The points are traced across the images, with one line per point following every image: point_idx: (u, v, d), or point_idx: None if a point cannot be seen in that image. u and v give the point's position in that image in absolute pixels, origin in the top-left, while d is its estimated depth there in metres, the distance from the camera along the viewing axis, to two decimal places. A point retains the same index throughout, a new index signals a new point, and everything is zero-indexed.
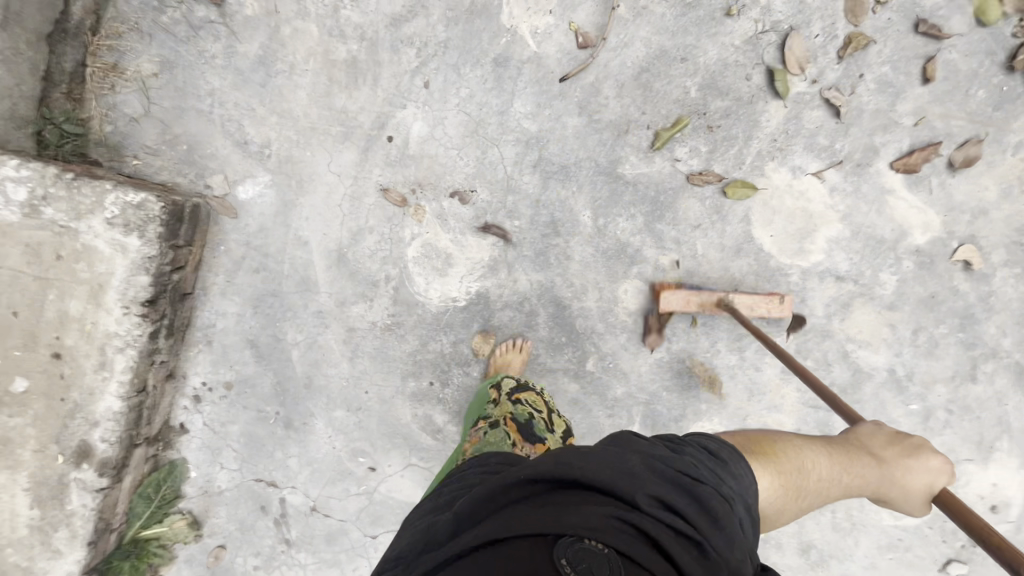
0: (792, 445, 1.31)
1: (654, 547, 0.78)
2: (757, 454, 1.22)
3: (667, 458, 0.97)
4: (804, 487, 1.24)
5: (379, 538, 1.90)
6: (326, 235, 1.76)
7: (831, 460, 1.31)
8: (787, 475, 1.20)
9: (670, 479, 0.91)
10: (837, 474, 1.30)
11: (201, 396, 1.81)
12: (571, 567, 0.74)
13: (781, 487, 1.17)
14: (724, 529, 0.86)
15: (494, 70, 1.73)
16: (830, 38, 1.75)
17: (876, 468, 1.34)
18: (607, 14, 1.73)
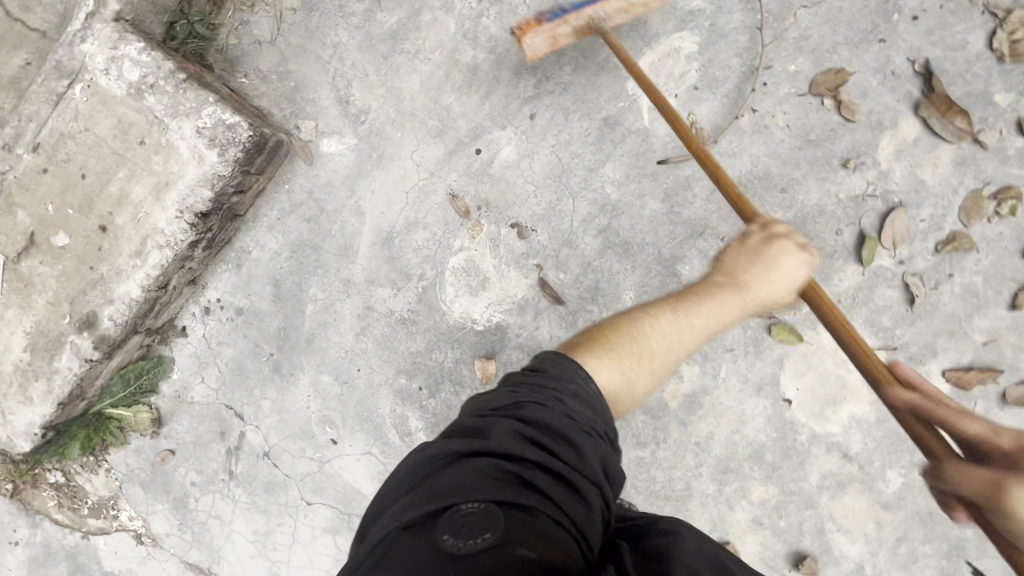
0: (630, 319, 1.26)
1: (518, 488, 0.90)
2: (585, 344, 1.19)
3: (504, 396, 1.05)
4: (666, 355, 1.21)
5: (313, 506, 1.93)
6: (383, 214, 1.79)
7: (676, 312, 1.25)
8: (629, 352, 1.18)
9: (513, 414, 1.00)
10: (703, 322, 1.24)
11: (211, 310, 1.86)
12: (452, 538, 0.83)
13: (622, 365, 1.16)
14: (570, 439, 0.98)
15: (600, 128, 1.73)
16: (934, 228, 1.71)
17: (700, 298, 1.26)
18: (729, 118, 1.70)
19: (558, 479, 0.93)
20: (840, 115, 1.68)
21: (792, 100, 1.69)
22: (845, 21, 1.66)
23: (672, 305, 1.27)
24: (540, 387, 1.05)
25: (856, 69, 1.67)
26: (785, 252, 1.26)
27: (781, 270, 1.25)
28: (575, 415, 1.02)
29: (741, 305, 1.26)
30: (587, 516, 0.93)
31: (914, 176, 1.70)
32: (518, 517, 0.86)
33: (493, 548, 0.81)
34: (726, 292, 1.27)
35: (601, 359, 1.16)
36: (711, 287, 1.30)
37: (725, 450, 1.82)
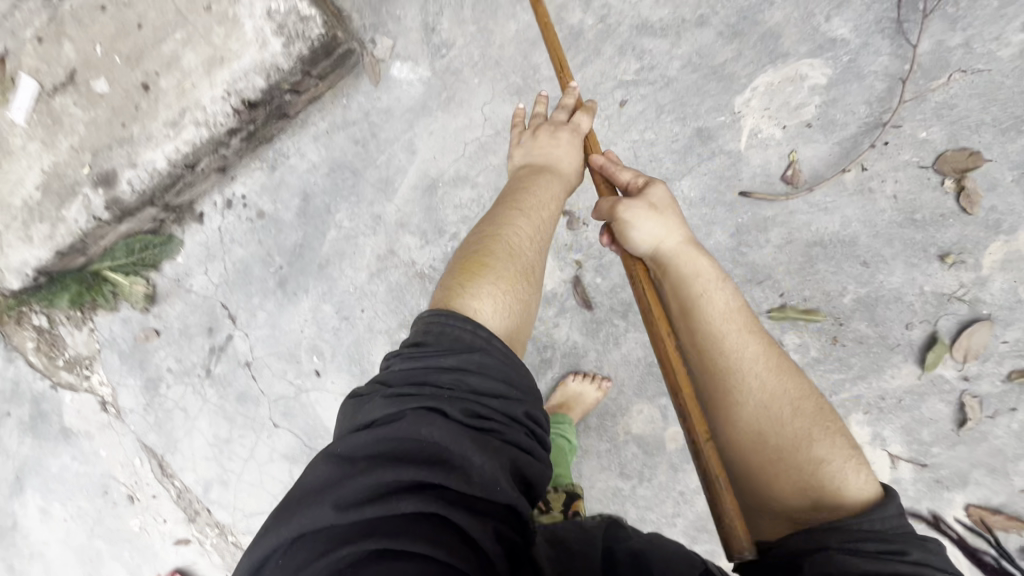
0: (486, 236, 1.14)
1: (393, 560, 0.75)
2: (461, 282, 1.06)
3: (376, 418, 0.89)
4: (538, 264, 1.16)
5: (280, 429, 1.89)
6: (434, 159, 1.66)
7: (538, 226, 1.18)
8: (506, 277, 1.08)
9: (388, 445, 0.86)
10: (544, 223, 1.19)
11: (232, 204, 1.76)
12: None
13: (507, 292, 1.06)
14: (460, 460, 0.84)
15: (690, 139, 1.56)
16: (1015, 354, 1.52)
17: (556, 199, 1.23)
18: (834, 169, 1.52)
19: (447, 519, 0.80)
20: (959, 202, 1.48)
21: (910, 170, 1.49)
22: (1003, 99, 1.43)
23: (526, 211, 1.18)
24: (421, 387, 0.91)
25: (996, 157, 1.45)
26: (571, 153, 1.27)
27: (563, 150, 1.27)
28: (466, 417, 0.88)
29: (560, 188, 1.24)
30: (482, 544, 0.80)
31: (1015, 293, 1.50)
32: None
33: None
34: (542, 180, 1.23)
35: (479, 289, 1.04)
36: (528, 187, 1.22)
37: (708, 510, 1.71)
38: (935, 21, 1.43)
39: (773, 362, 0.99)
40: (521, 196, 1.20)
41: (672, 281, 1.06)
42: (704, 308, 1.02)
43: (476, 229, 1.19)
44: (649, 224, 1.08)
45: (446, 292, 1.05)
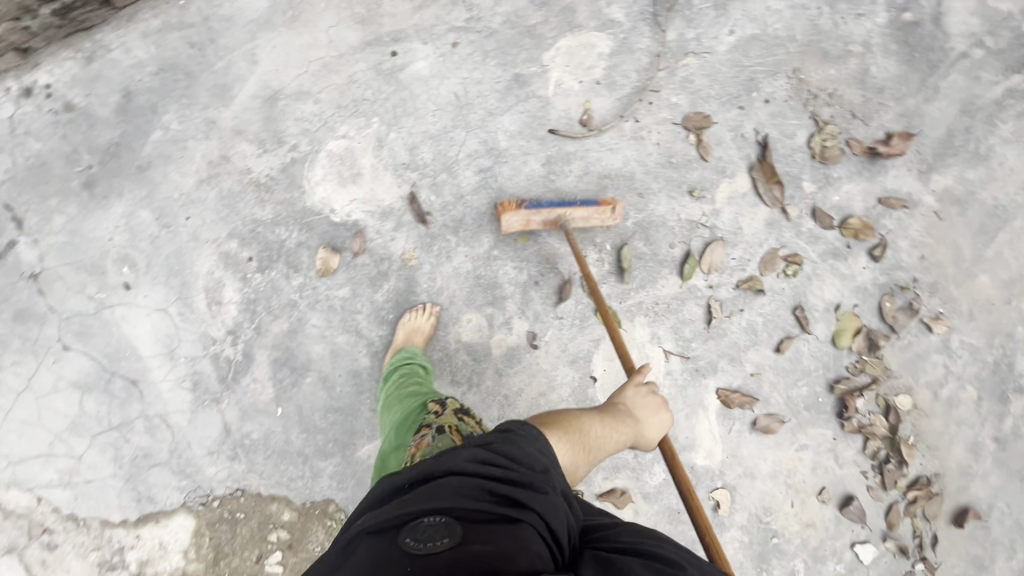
0: (575, 413, 1.38)
1: (484, 497, 0.96)
2: (546, 424, 1.29)
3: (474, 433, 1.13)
4: (594, 451, 1.32)
5: (69, 354, 1.66)
6: (276, 72, 1.73)
7: (603, 421, 1.38)
8: (571, 438, 1.28)
9: (483, 444, 1.07)
10: (613, 436, 1.38)
11: (32, 93, 1.62)
12: (413, 541, 0.88)
13: (571, 449, 1.26)
14: (539, 469, 1.05)
15: (511, 82, 1.87)
16: (739, 267, 2.06)
17: (626, 422, 1.43)
18: (616, 117, 1.95)
19: (528, 493, 0.98)
20: (698, 151, 2.01)
21: (667, 125, 1.99)
22: (721, 80, 2.02)
23: (602, 413, 1.42)
24: (509, 429, 1.14)
25: (719, 121, 2.02)
26: (662, 421, 1.49)
27: (654, 417, 1.49)
28: (543, 456, 1.10)
29: (629, 438, 1.42)
30: (555, 514, 0.98)
31: (737, 221, 2.05)
32: (485, 524, 0.91)
33: (449, 549, 0.86)
34: (626, 421, 1.43)
35: (556, 436, 1.26)
36: (613, 411, 1.45)
37: (528, 410, 1.93)
38: (677, 19, 1.99)
39: None
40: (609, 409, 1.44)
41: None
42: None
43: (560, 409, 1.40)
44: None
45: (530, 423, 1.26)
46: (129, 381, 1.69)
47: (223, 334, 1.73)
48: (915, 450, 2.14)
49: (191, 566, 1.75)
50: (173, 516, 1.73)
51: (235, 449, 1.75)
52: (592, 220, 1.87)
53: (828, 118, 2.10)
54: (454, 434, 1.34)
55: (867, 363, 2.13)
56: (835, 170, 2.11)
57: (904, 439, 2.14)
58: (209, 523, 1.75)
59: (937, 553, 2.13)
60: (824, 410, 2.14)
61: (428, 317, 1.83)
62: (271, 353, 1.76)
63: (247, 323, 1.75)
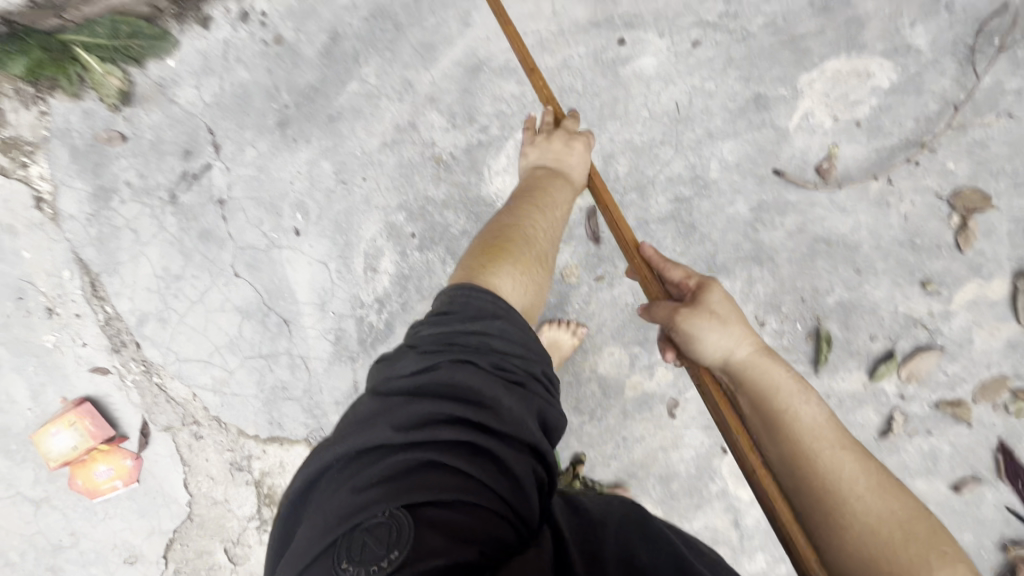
0: (508, 223, 1.23)
1: (427, 476, 0.85)
2: (486, 262, 1.13)
3: (410, 369, 0.97)
4: (548, 252, 1.25)
5: (238, 280, 1.75)
6: (487, 40, 1.55)
7: (541, 215, 1.25)
8: (525, 262, 1.16)
9: (421, 394, 0.93)
10: (558, 217, 1.28)
11: (249, 19, 1.58)
12: (356, 559, 0.78)
13: (525, 276, 1.14)
14: (490, 406, 0.92)
15: (748, 103, 1.54)
16: (948, 386, 1.69)
17: (566, 199, 1.31)
18: (864, 174, 1.56)
19: (480, 458, 0.88)
20: (955, 238, 1.59)
21: (927, 196, 1.57)
22: None
23: (542, 209, 1.26)
24: (451, 344, 0.98)
25: (1001, 206, 1.56)
26: (579, 156, 1.34)
27: (573, 157, 1.34)
28: (491, 369, 0.96)
29: (570, 196, 1.33)
30: (511, 472, 0.89)
31: (969, 332, 1.65)
32: (433, 514, 0.81)
33: (398, 564, 0.75)
34: (555, 185, 1.30)
35: (503, 271, 1.11)
36: (541, 188, 1.29)
37: (642, 458, 1.80)
38: (1001, 61, 1.49)
39: (870, 479, 0.99)
40: (545, 194, 1.28)
41: (750, 393, 1.09)
42: (791, 429, 1.04)
43: (492, 226, 1.25)
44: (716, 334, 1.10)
45: (467, 271, 1.11)
46: (282, 319, 1.77)
47: (372, 300, 1.73)
48: None
49: None
50: (295, 444, 1.87)
51: None
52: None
53: None
54: None
55: None
56: None
57: None
58: None
59: None
60: (984, 566, 1.80)
61: (571, 336, 1.71)
62: None
63: (395, 297, 1.72)
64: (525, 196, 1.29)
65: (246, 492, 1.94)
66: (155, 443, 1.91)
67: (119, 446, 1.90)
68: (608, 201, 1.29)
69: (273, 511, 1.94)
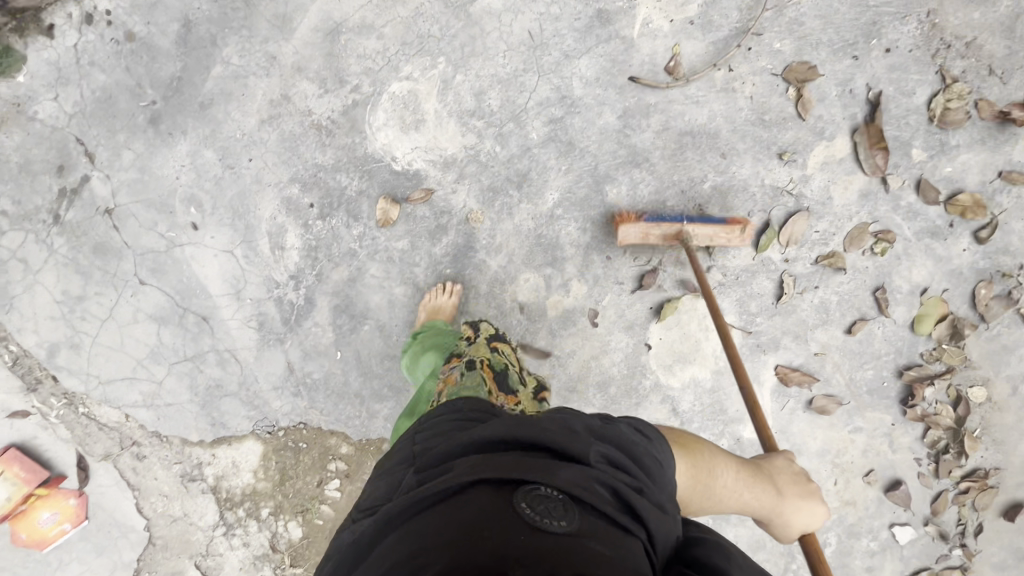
0: (712, 448, 1.29)
1: (604, 492, 0.80)
2: (679, 445, 1.22)
3: (599, 424, 0.97)
4: (711, 499, 1.24)
5: (146, 288, 1.73)
6: (338, 2, 1.60)
7: (736, 472, 1.27)
8: (698, 473, 1.21)
9: (608, 439, 0.93)
10: (745, 493, 1.27)
11: (94, 21, 1.56)
12: (532, 509, 0.72)
13: (690, 482, 1.18)
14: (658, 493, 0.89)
15: (591, 20, 1.68)
16: (822, 241, 1.89)
17: (773, 496, 1.30)
18: (707, 65, 1.73)
19: (654, 509, 0.83)
20: (796, 108, 1.79)
21: (764, 76, 1.76)
22: (837, 24, 1.74)
23: (740, 463, 1.31)
24: (634, 434, 1.00)
25: (826, 73, 1.77)
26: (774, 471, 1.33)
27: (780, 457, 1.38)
28: (660, 473, 0.96)
29: (770, 503, 1.29)
30: (667, 543, 0.81)
31: (828, 191, 1.86)
32: (604, 526, 0.74)
33: (569, 533, 0.70)
34: (765, 484, 1.30)
35: (684, 460, 1.19)
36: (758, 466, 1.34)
37: (578, 371, 1.92)
38: None
39: None
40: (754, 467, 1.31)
41: None
42: None
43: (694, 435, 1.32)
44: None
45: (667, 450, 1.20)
46: (200, 317, 1.77)
47: (286, 278, 1.76)
48: (979, 443, 2.01)
49: (259, 484, 1.90)
50: (243, 440, 1.87)
51: (298, 386, 1.84)
52: (716, 239, 1.78)
53: (958, 74, 1.79)
54: (482, 367, 1.64)
55: (945, 352, 1.98)
56: (954, 136, 1.84)
57: (969, 431, 2.01)
58: (275, 449, 1.88)
59: (979, 542, 2.06)
60: (887, 395, 2.04)
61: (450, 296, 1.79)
62: (331, 299, 1.78)
63: (309, 270, 1.76)
64: (745, 462, 1.33)
65: (204, 502, 1.91)
66: (96, 475, 1.86)
67: (57, 487, 1.83)
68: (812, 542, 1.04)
69: (237, 513, 1.92)
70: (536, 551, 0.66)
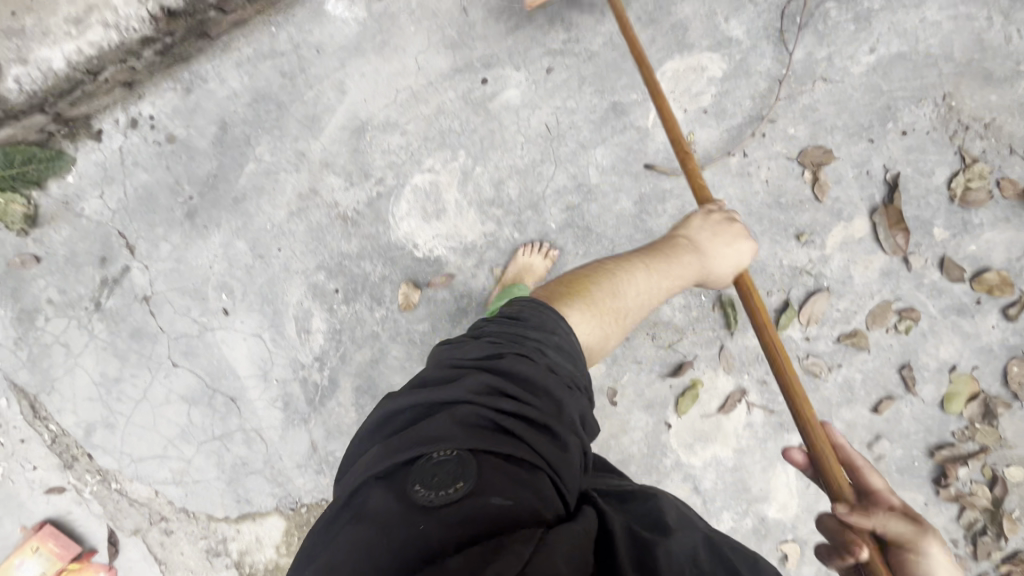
0: (608, 273, 1.32)
1: (496, 435, 0.86)
2: (571, 296, 1.23)
3: (474, 351, 1.00)
4: (634, 308, 1.32)
5: (179, 371, 1.80)
6: (363, 102, 1.67)
7: (650, 276, 1.35)
8: (603, 309, 1.24)
9: (490, 366, 0.95)
10: (659, 284, 1.36)
11: (138, 125, 1.65)
12: (426, 487, 0.80)
13: (599, 328, 1.22)
14: (553, 396, 0.95)
15: (607, 111, 1.72)
16: (843, 320, 1.88)
17: (694, 267, 1.40)
18: (721, 152, 1.76)
19: (545, 423, 0.90)
20: (812, 191, 1.80)
21: (780, 161, 1.78)
22: (851, 108, 1.76)
23: (649, 266, 1.36)
24: (519, 339, 1.02)
25: (842, 156, 1.78)
26: (687, 259, 1.39)
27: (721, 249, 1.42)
28: (554, 367, 1.00)
29: (694, 274, 1.41)
30: (566, 453, 0.90)
31: (848, 270, 1.85)
32: (496, 465, 0.82)
33: (463, 500, 0.78)
34: (688, 257, 1.39)
35: (580, 305, 1.21)
36: (674, 247, 1.42)
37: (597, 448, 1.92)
38: (808, 35, 1.73)
39: None
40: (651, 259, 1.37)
41: None
42: None
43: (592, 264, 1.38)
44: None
45: (551, 294, 1.24)
46: (229, 398, 1.83)
47: (311, 360, 1.81)
48: (1019, 526, 1.93)
49: (281, 560, 1.92)
50: (266, 516, 1.90)
51: (321, 464, 1.87)
52: None
53: (977, 154, 1.78)
54: None
55: (978, 431, 1.92)
56: (976, 215, 1.82)
57: (1008, 513, 1.93)
58: (297, 525, 1.90)
59: None
60: (918, 474, 1.97)
61: (544, 258, 1.77)
62: (354, 381, 1.81)
63: (333, 352, 1.80)
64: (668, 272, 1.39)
65: None
66: (126, 549, 1.90)
67: (89, 561, 1.88)
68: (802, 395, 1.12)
69: None
70: (437, 541, 0.74)
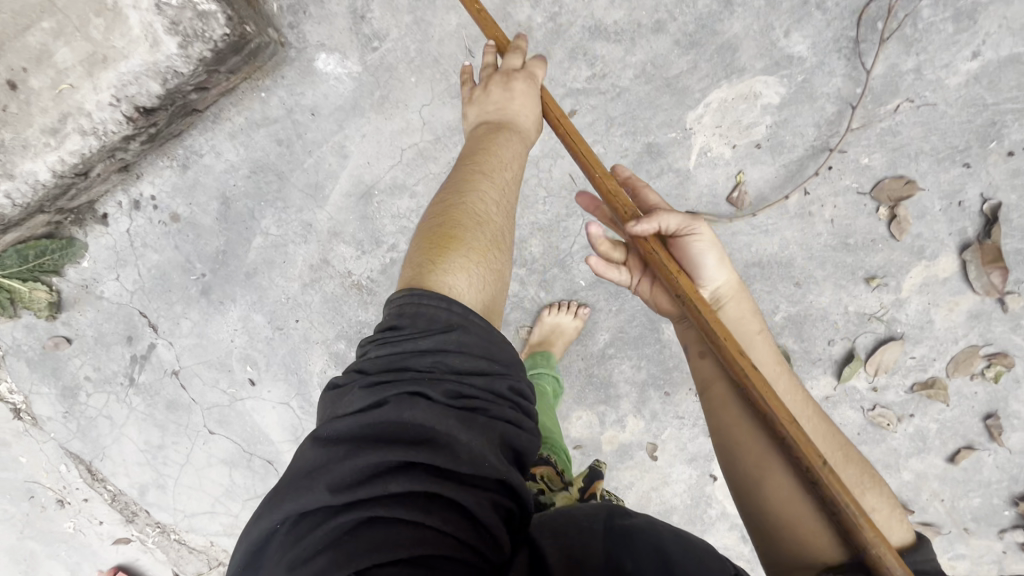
0: (470, 206, 1.05)
1: (384, 534, 0.74)
2: (436, 251, 0.97)
3: (357, 405, 0.84)
4: (508, 226, 1.09)
5: (216, 437, 1.83)
6: (368, 165, 1.53)
7: (496, 181, 1.10)
8: (483, 249, 1.00)
9: (367, 437, 0.81)
10: (512, 188, 1.12)
11: (141, 206, 1.59)
12: None
13: (483, 277, 0.99)
14: (444, 443, 0.81)
15: (641, 155, 1.50)
16: (919, 368, 1.65)
17: (521, 147, 1.16)
18: (777, 194, 1.52)
19: (442, 485, 0.79)
20: (889, 229, 1.53)
21: (849, 196, 1.52)
22: (943, 129, 1.46)
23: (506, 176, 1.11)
24: (396, 371, 0.86)
25: (928, 187, 1.50)
26: (505, 144, 1.13)
27: (517, 101, 1.16)
28: (443, 393, 0.85)
29: (522, 147, 1.16)
30: (473, 513, 0.80)
31: (927, 314, 1.60)
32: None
33: None
34: (506, 140, 1.14)
35: (452, 259, 0.97)
36: (493, 140, 1.14)
37: (637, 500, 1.83)
38: (891, 44, 1.42)
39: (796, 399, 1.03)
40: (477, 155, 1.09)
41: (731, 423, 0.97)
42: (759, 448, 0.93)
43: (438, 198, 1.09)
44: (719, 262, 1.07)
45: (415, 270, 0.96)
46: (267, 460, 1.86)
47: None
48: None
49: None
50: None
51: None
52: None
53: None
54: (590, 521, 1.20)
55: None
56: None
57: None
58: None
59: None
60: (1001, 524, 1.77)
61: (573, 317, 1.63)
62: None
63: None
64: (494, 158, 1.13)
65: None
66: None
67: None
68: (569, 126, 1.12)
69: None
70: None
